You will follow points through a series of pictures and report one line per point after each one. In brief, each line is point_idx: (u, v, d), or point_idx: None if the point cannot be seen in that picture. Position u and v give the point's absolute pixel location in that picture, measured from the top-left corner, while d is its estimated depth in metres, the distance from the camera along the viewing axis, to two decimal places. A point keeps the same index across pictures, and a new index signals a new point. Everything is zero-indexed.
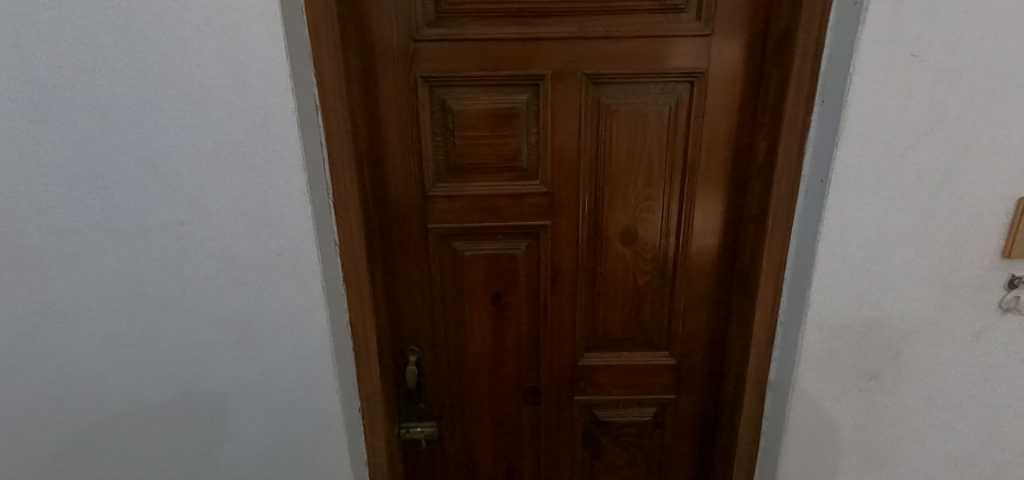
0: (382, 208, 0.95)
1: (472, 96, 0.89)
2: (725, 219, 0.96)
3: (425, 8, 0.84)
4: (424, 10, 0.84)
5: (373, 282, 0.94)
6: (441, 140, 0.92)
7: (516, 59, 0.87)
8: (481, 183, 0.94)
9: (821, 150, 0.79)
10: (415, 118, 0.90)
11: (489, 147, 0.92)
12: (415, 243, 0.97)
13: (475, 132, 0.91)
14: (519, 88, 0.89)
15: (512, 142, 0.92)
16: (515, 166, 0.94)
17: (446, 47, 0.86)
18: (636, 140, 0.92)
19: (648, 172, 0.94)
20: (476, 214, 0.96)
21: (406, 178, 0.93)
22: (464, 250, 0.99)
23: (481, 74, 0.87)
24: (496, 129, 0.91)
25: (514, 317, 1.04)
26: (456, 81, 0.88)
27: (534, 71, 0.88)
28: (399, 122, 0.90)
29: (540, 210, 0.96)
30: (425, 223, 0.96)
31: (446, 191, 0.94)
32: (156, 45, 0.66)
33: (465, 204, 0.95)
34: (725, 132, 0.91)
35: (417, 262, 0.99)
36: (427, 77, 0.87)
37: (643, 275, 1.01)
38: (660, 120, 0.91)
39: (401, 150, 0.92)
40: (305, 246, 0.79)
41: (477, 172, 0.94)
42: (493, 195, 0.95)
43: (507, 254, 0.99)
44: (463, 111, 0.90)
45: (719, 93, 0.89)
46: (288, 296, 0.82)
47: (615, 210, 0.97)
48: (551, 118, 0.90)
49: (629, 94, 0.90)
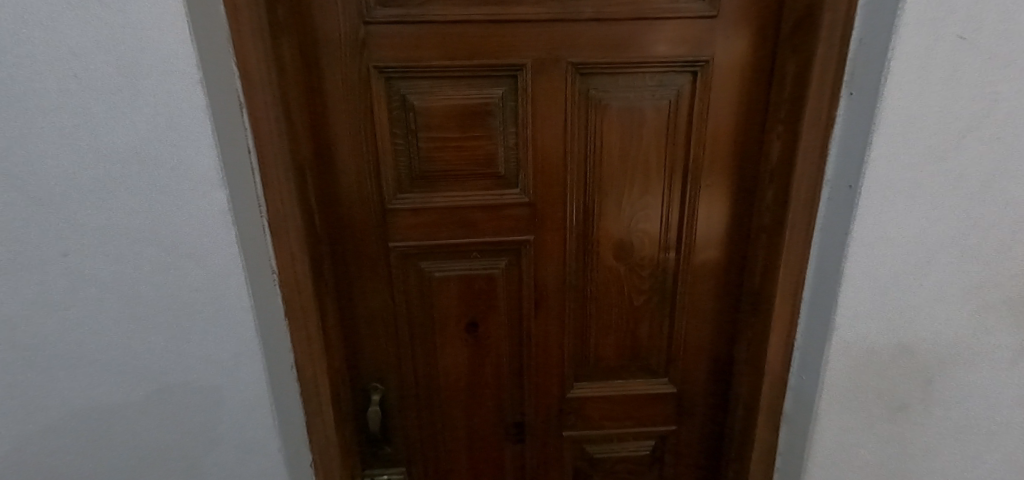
0: (332, 226, 0.79)
1: (438, 91, 0.75)
2: (732, 230, 0.85)
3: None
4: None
5: (326, 313, 0.78)
6: (402, 143, 0.77)
7: (489, 46, 0.73)
8: (452, 193, 0.80)
9: (850, 152, 0.67)
10: (369, 118, 0.75)
11: (459, 151, 0.78)
12: (374, 265, 0.82)
13: (442, 134, 0.77)
14: (493, 81, 0.75)
15: (487, 145, 0.78)
16: (491, 173, 0.80)
17: (404, 31, 0.71)
18: (630, 141, 0.79)
19: (645, 177, 0.82)
20: (446, 229, 0.82)
21: (362, 189, 0.78)
22: (433, 271, 0.85)
23: (448, 63, 0.73)
24: (466, 130, 0.77)
25: (494, 347, 0.91)
26: (418, 73, 0.73)
27: (511, 60, 0.74)
28: (351, 122, 0.75)
29: (522, 223, 0.83)
30: (385, 241, 0.81)
31: (410, 203, 0.80)
32: (12, 24, 0.49)
33: (434, 218, 0.81)
34: (733, 130, 0.79)
35: (377, 287, 0.84)
36: (382, 67, 0.72)
37: (639, 295, 0.89)
38: (658, 117, 0.78)
39: (354, 156, 0.76)
40: (229, 278, 0.63)
41: (447, 180, 0.80)
42: (466, 207, 0.81)
43: (483, 275, 0.85)
44: (428, 109, 0.75)
45: (726, 85, 0.77)
46: (213, 340, 0.66)
47: (609, 221, 0.84)
48: (532, 117, 0.77)
49: (623, 87, 0.77)
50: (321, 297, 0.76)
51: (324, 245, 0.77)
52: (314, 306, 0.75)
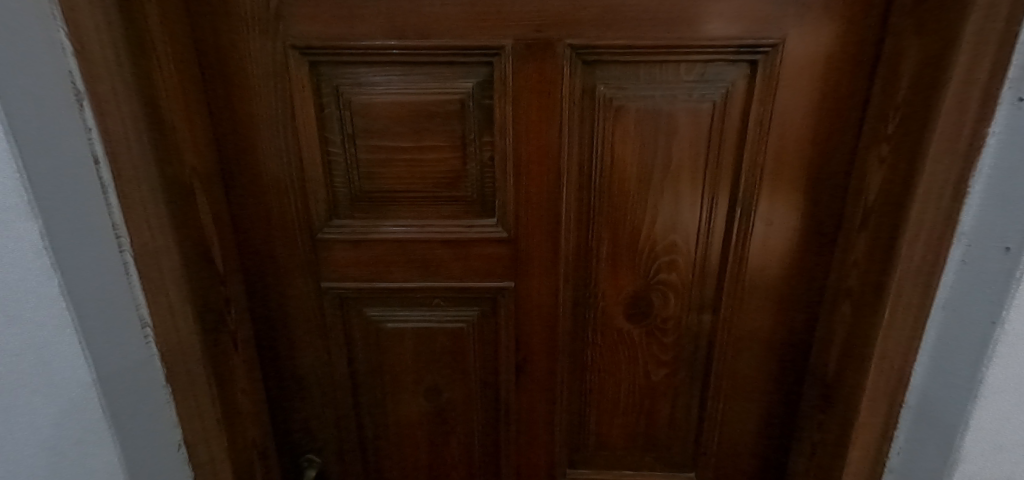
0: (250, 258, 0.61)
1: (383, 82, 0.54)
2: (796, 289, 0.60)
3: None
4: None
5: (232, 373, 0.60)
6: (336, 153, 0.57)
7: (452, 19, 0.51)
8: (405, 221, 0.60)
9: (1012, 189, 0.39)
10: (290, 117, 0.55)
11: (411, 165, 0.57)
12: (305, 310, 0.63)
13: (388, 141, 0.56)
14: (459, 70, 0.54)
15: (451, 158, 0.57)
16: (457, 196, 0.59)
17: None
18: (652, 159, 0.56)
19: (671, 210, 0.58)
20: (398, 268, 0.62)
21: (284, 211, 0.59)
22: (382, 320, 0.65)
23: (393, 43, 0.52)
24: (422, 137, 0.56)
25: (462, 419, 0.70)
26: (352, 56, 0.53)
27: (483, 40, 0.52)
28: (268, 123, 0.55)
29: (499, 265, 0.61)
30: (317, 279, 0.62)
31: (348, 233, 0.60)
32: None
33: (381, 252, 0.61)
34: (807, 149, 0.54)
35: (311, 337, 0.65)
36: (302, 46, 0.52)
37: (658, 367, 0.65)
38: (694, 126, 0.55)
39: (272, 168, 0.57)
40: (64, 351, 0.42)
41: (398, 204, 0.59)
42: (424, 241, 0.60)
43: (447, 328, 0.65)
44: (368, 107, 0.55)
45: (802, 82, 0.52)
46: (33, 442, 0.43)
47: (619, 267, 0.61)
48: (511, 121, 0.55)
49: (644, 82, 0.53)
50: (220, 353, 0.57)
51: (231, 283, 0.59)
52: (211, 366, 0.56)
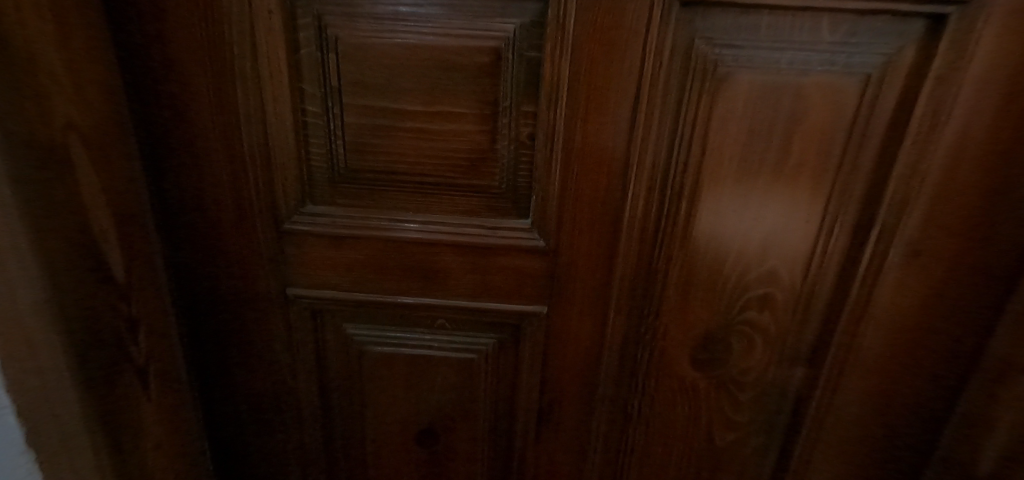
0: (192, 253, 0.45)
1: (381, 14, 0.37)
2: (937, 347, 0.45)
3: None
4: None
5: (167, 408, 0.44)
6: (315, 115, 0.40)
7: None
8: (406, 216, 0.44)
9: None
10: (249, 58, 0.38)
11: (419, 140, 0.41)
12: (264, 326, 0.48)
13: (387, 102, 0.39)
14: (494, 3, 0.37)
15: (476, 133, 0.40)
16: (480, 188, 0.42)
17: None
18: (759, 155, 0.40)
19: (775, 228, 0.42)
20: (393, 277, 0.46)
21: (239, 193, 0.42)
22: (366, 343, 0.49)
23: None
24: (435, 99, 0.39)
25: (461, 469, 0.55)
26: None
27: None
28: (213, 64, 0.38)
29: (528, 284, 0.45)
30: (280, 286, 0.46)
31: (328, 227, 0.44)
32: None
33: (372, 255, 0.45)
34: (991, 159, 0.38)
35: (270, 359, 0.49)
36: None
37: (725, 427, 0.50)
38: (828, 112, 0.38)
39: (223, 130, 0.40)
40: None
41: (397, 193, 0.43)
42: (430, 243, 0.44)
43: (451, 360, 0.49)
44: (362, 51, 0.38)
45: (1004, 59, 0.35)
46: None
47: (692, 298, 0.45)
48: (567, 85, 0.38)
49: (767, 40, 0.36)
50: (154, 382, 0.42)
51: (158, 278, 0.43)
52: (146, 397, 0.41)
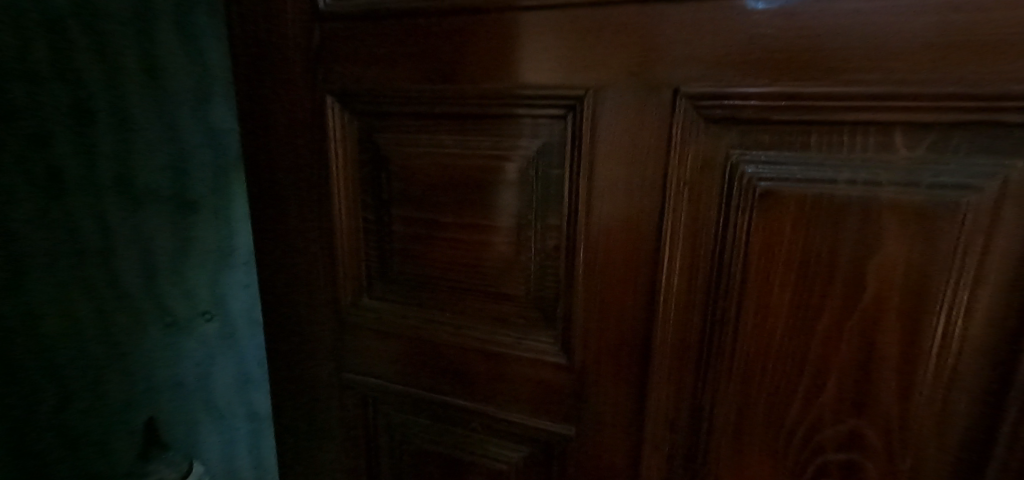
0: (277, 331, 0.53)
1: (424, 140, 0.42)
2: None
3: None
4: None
5: None
6: (369, 223, 0.46)
7: (512, 57, 0.37)
8: (440, 317, 0.46)
9: None
10: (324, 176, 0.46)
11: (451, 247, 0.43)
12: (325, 400, 0.53)
13: (424, 214, 0.43)
14: (518, 124, 0.39)
15: (501, 244, 0.41)
16: (505, 297, 0.42)
17: (377, 36, 0.41)
18: (821, 288, 0.32)
19: (852, 379, 0.33)
20: (429, 373, 0.48)
21: (314, 283, 0.50)
22: (405, 433, 0.51)
23: (440, 92, 0.40)
24: (464, 211, 0.42)
25: None
26: (392, 107, 0.42)
27: (556, 91, 0.36)
28: (298, 182, 0.47)
29: (553, 401, 0.43)
30: (340, 366, 0.52)
31: (376, 320, 0.48)
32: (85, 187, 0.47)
33: (410, 349, 0.48)
34: None
35: (329, 432, 0.54)
36: (344, 97, 0.43)
37: None
38: (915, 240, 0.30)
39: (305, 232, 0.49)
40: None
41: (433, 294, 0.45)
42: (460, 345, 0.45)
43: (480, 465, 0.48)
44: (407, 170, 0.43)
45: None
46: None
47: (745, 449, 0.37)
48: (586, 202, 0.37)
49: (818, 154, 0.31)
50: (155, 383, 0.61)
51: (212, 321, 0.66)
52: (170, 394, 0.63)
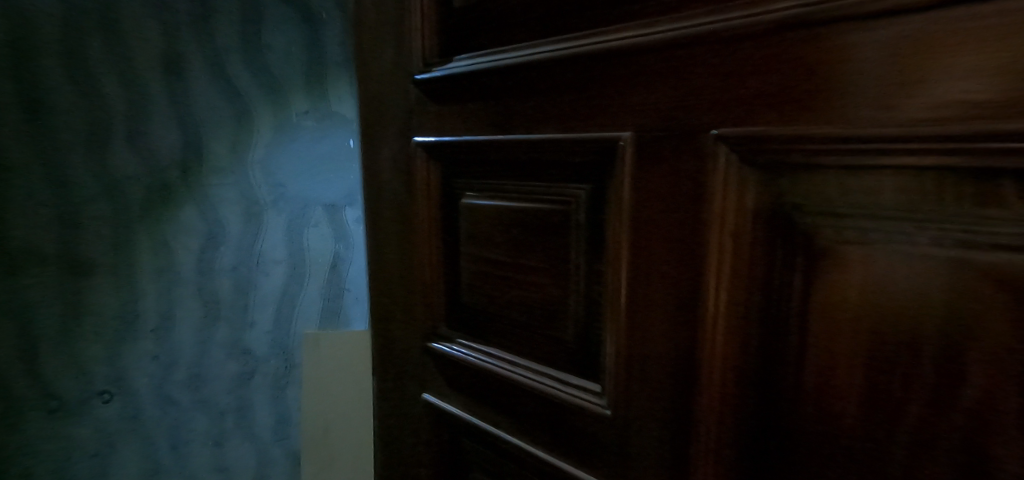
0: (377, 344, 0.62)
1: (489, 182, 0.45)
2: None
3: (433, 28, 0.48)
4: (433, 31, 0.48)
5: None
6: (446, 256, 0.51)
7: (560, 106, 0.38)
8: (499, 350, 0.48)
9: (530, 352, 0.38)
10: (414, 217, 0.53)
11: (508, 286, 0.45)
12: (412, 416, 0.59)
13: (488, 255, 0.46)
14: (568, 169, 0.38)
15: (549, 285, 0.42)
16: (554, 338, 0.42)
17: (455, 93, 0.46)
18: (896, 368, 0.26)
19: None
20: (489, 404, 0.50)
21: (406, 309, 0.57)
22: (470, 458, 0.54)
23: (498, 138, 0.42)
24: (517, 251, 0.44)
25: None
26: (463, 154, 0.46)
27: (594, 135, 0.36)
28: (394, 218, 0.55)
29: (596, 455, 0.41)
30: (423, 387, 0.57)
31: (448, 344, 0.53)
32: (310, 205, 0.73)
33: (474, 377, 0.51)
34: None
35: (409, 444, 0.60)
36: (429, 149, 0.49)
37: None
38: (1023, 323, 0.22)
39: (401, 264, 0.56)
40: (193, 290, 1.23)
41: (495, 328, 0.48)
42: (512, 381, 0.46)
43: None
44: (473, 211, 0.47)
45: None
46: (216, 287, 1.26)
47: None
48: (626, 250, 0.35)
49: (886, 205, 0.25)
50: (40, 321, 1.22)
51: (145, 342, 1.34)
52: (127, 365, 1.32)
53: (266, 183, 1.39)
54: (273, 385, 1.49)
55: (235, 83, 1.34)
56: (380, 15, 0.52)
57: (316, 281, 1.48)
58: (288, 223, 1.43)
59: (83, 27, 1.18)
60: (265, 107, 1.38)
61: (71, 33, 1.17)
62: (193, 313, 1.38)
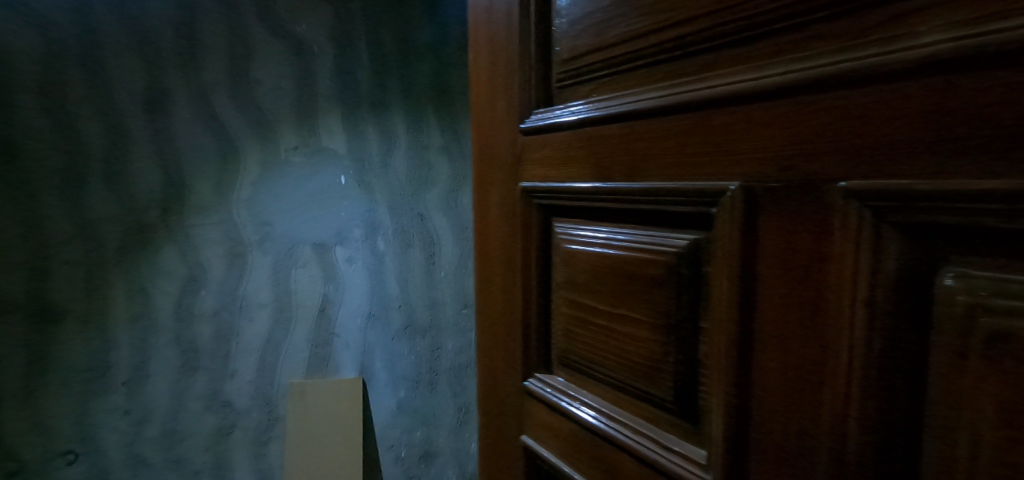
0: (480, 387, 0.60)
1: (590, 227, 0.43)
2: None
3: (541, 57, 0.47)
4: (540, 60, 0.47)
5: None
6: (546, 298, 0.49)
7: (661, 154, 0.36)
8: (591, 403, 0.44)
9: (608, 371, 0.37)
10: (516, 247, 0.51)
11: (607, 335, 0.42)
12: (510, 456, 0.55)
13: (586, 298, 0.44)
14: (675, 219, 0.36)
15: (651, 339, 0.38)
16: (654, 396, 0.39)
17: (557, 137, 0.45)
18: None
19: None
20: (580, 461, 0.45)
21: (508, 341, 0.54)
22: None
23: (597, 184, 0.41)
24: (617, 299, 0.41)
25: None
26: (563, 196, 0.45)
27: (698, 186, 0.33)
28: (500, 258, 0.54)
29: None
30: (522, 427, 0.53)
31: (545, 392, 0.49)
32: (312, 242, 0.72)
33: (566, 429, 0.47)
34: None
35: None
36: (532, 182, 0.48)
37: None
38: None
39: (504, 293, 0.54)
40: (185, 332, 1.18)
41: (590, 380, 0.45)
42: (604, 437, 0.42)
43: None
44: (572, 255, 0.45)
45: None
46: None
47: None
48: (738, 307, 0.32)
49: None
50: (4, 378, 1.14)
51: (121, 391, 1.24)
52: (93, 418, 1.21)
53: (252, 224, 1.32)
54: (255, 441, 1.36)
55: (221, 118, 1.27)
56: (493, 41, 0.52)
57: (302, 328, 1.39)
58: (274, 266, 1.35)
59: (65, 69, 1.14)
60: (253, 144, 1.30)
61: (52, 76, 1.13)
62: (170, 366, 1.28)
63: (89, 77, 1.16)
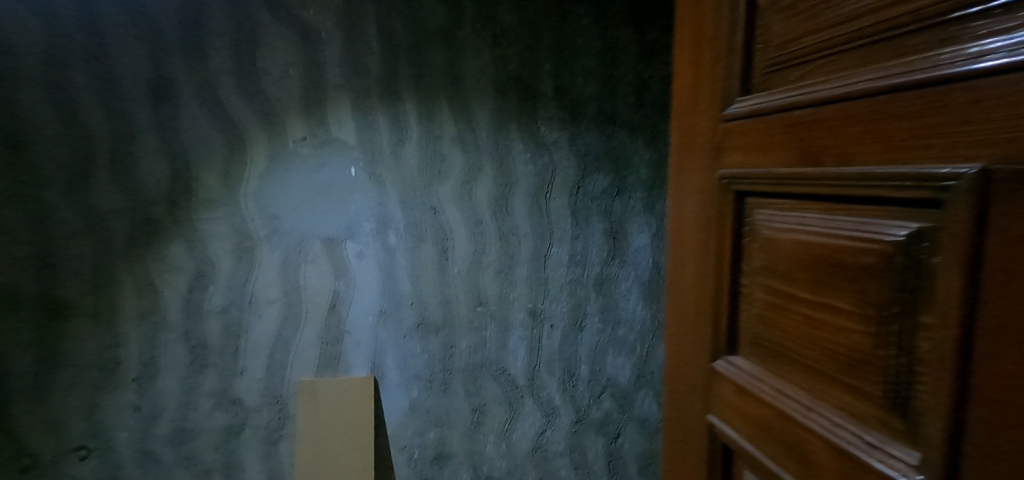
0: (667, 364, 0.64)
1: (801, 213, 0.45)
2: None
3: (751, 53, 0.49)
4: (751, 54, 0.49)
5: None
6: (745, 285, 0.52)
7: (886, 136, 0.35)
8: (786, 389, 0.46)
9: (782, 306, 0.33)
10: (714, 234, 0.55)
11: (808, 323, 0.44)
12: (698, 430, 0.59)
13: (791, 286, 0.46)
14: (895, 204, 0.36)
15: (858, 335, 0.39)
16: (858, 388, 0.39)
17: (765, 123, 0.47)
18: None
19: None
20: (770, 443, 0.48)
21: (700, 321, 0.58)
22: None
23: (810, 169, 0.42)
24: (824, 289, 0.42)
25: None
26: (772, 183, 0.47)
27: (927, 171, 0.32)
28: (695, 244, 0.58)
29: None
30: (709, 405, 0.57)
31: (738, 374, 0.52)
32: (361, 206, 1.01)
33: (756, 410, 0.49)
34: None
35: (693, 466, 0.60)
36: (734, 169, 0.52)
37: None
38: None
39: (698, 274, 0.58)
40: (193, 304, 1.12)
41: (789, 366, 0.46)
42: (797, 425, 0.44)
43: None
44: (779, 244, 0.47)
45: None
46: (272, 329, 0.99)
47: None
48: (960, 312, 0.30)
49: None
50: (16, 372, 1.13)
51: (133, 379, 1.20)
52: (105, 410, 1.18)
53: (260, 217, 1.24)
54: (264, 441, 1.28)
55: (226, 107, 1.20)
56: (702, 34, 0.55)
57: (310, 325, 1.30)
58: (282, 259, 1.26)
59: (70, 58, 1.11)
60: (260, 134, 1.23)
61: (52, 67, 1.10)
62: (179, 362, 1.22)
63: (94, 65, 1.13)
